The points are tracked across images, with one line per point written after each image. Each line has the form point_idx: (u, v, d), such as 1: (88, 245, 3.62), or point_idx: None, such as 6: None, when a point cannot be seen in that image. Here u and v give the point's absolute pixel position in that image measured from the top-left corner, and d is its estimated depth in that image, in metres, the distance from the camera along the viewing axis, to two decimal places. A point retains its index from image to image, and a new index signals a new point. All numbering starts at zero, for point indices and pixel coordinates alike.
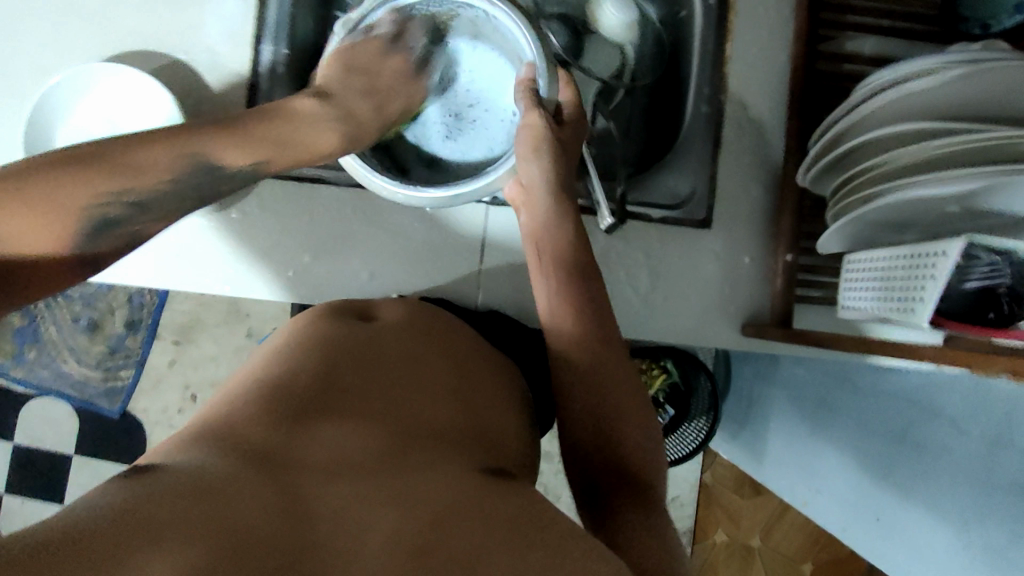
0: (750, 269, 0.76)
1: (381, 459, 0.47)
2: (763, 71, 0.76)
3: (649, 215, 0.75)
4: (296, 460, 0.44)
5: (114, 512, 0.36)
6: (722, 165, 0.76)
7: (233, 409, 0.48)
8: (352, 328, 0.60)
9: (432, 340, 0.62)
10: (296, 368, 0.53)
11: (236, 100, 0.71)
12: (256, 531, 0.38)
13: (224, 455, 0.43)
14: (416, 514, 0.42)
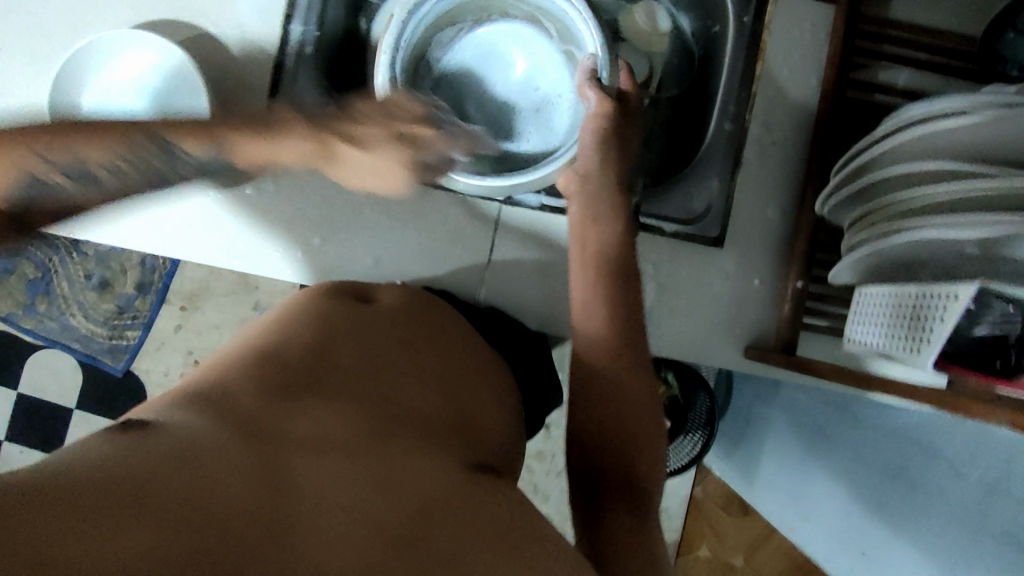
0: (759, 292, 0.75)
1: (367, 440, 0.47)
2: (791, 94, 0.75)
3: (664, 228, 0.74)
4: (281, 432, 0.44)
5: (91, 472, 0.35)
6: (742, 184, 0.75)
7: (220, 382, 0.48)
8: (350, 310, 0.60)
9: (428, 330, 0.62)
10: (288, 346, 0.53)
11: (260, 77, 0.71)
12: (235, 502, 0.37)
13: (208, 425, 0.43)
14: (399, 502, 0.42)
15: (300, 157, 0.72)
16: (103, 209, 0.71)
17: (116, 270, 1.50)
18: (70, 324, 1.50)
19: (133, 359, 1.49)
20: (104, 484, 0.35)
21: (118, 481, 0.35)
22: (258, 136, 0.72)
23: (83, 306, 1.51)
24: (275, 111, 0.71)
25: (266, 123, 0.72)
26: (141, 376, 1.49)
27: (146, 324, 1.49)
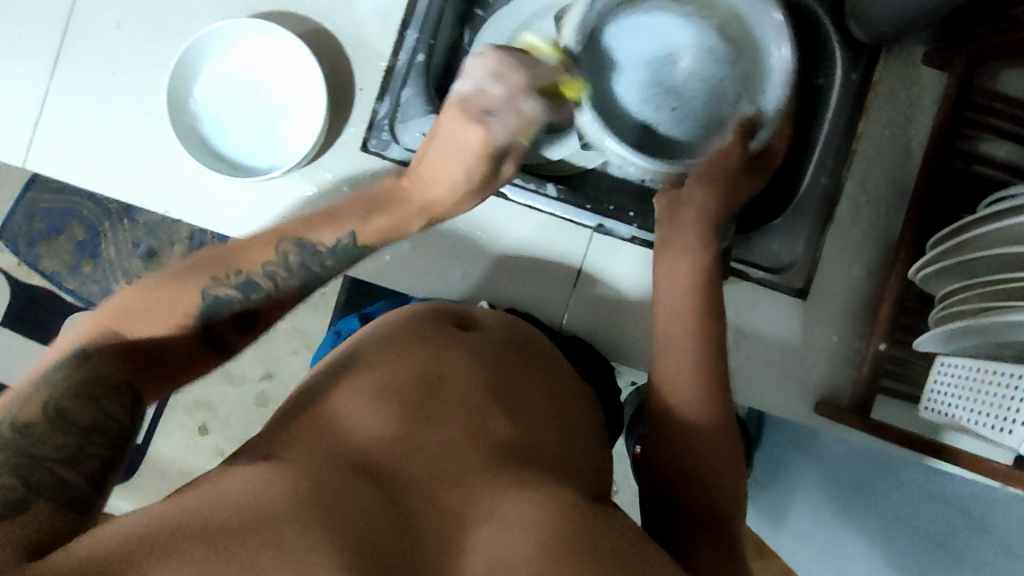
0: (836, 349, 0.75)
1: (484, 473, 0.48)
2: (891, 156, 0.75)
3: (750, 275, 0.75)
4: (402, 473, 0.46)
5: (239, 509, 0.39)
6: (832, 239, 0.75)
7: (342, 408, 0.51)
8: (454, 333, 0.61)
9: (528, 355, 0.63)
10: (401, 370, 0.54)
11: (371, 79, 0.71)
12: (368, 538, 0.41)
13: (334, 460, 0.46)
14: (521, 531, 0.43)
15: (399, 163, 0.71)
16: (198, 191, 0.71)
17: (164, 241, 1.51)
18: (112, 289, 1.53)
19: None
20: (249, 521, 0.39)
21: (269, 515, 0.39)
22: (362, 137, 0.71)
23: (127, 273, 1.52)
24: (382, 115, 0.71)
25: (371, 126, 0.71)
26: None
27: None
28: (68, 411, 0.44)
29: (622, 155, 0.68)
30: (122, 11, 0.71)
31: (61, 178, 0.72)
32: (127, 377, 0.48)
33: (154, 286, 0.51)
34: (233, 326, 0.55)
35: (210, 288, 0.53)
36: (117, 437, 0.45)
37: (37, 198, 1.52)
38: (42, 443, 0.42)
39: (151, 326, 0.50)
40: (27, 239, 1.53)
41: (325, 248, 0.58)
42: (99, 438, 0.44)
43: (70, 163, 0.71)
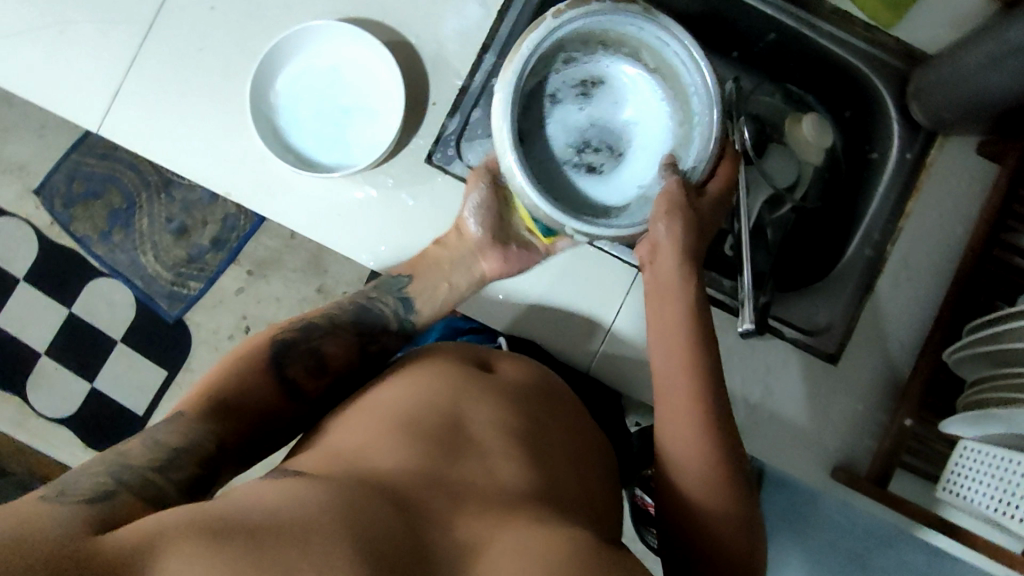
0: (861, 419, 0.75)
1: (498, 509, 0.48)
2: (938, 237, 0.76)
3: (783, 333, 0.76)
4: (421, 505, 0.46)
5: (263, 512, 0.41)
6: (869, 309, 0.76)
7: (362, 439, 0.52)
8: (483, 376, 0.62)
9: (553, 405, 0.64)
10: (427, 408, 0.55)
11: (445, 95, 0.74)
12: (380, 553, 0.41)
13: (354, 481, 0.47)
14: (533, 556, 0.43)
15: (461, 179, 0.73)
16: (262, 178, 0.72)
17: (196, 221, 1.55)
18: (139, 260, 1.56)
19: (189, 308, 1.56)
20: (265, 525, 0.40)
21: (285, 524, 0.40)
22: (428, 149, 0.73)
23: (155, 247, 1.56)
24: (451, 130, 0.73)
25: (438, 139, 0.73)
26: (193, 327, 1.56)
27: (211, 279, 1.55)
28: (163, 437, 0.51)
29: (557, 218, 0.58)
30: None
31: (131, 147, 0.74)
32: (219, 421, 0.55)
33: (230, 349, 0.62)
34: (303, 369, 0.62)
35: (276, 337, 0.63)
36: (204, 458, 0.51)
37: (80, 162, 1.56)
38: (141, 459, 0.48)
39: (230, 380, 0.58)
40: (64, 199, 1.56)
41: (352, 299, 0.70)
42: (186, 454, 0.50)
43: (142, 136, 0.73)
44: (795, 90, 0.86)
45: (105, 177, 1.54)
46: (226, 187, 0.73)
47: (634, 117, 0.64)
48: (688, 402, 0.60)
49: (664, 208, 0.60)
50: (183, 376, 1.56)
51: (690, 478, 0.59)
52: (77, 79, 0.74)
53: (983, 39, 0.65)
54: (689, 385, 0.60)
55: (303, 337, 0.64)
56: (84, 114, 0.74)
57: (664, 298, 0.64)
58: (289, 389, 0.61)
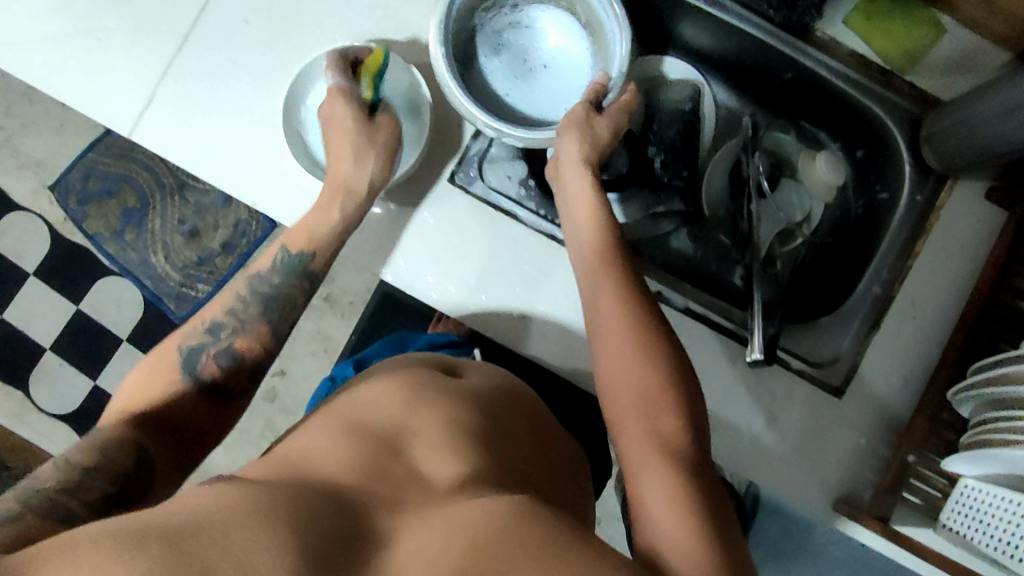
0: (864, 453, 0.76)
1: (437, 500, 0.53)
2: (945, 277, 0.77)
3: (790, 364, 0.77)
4: (362, 500, 0.52)
5: (190, 510, 0.45)
6: (875, 345, 0.77)
7: (316, 447, 0.58)
8: (438, 386, 0.68)
9: (508, 410, 0.70)
10: (376, 419, 0.62)
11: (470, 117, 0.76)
12: (308, 538, 0.46)
13: (300, 482, 0.52)
14: (460, 528, 0.48)
15: (481, 199, 0.75)
16: (289, 189, 0.74)
17: (208, 224, 1.56)
18: (149, 260, 1.56)
19: (197, 310, 1.56)
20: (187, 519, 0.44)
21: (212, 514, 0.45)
22: (451, 169, 0.76)
23: (166, 248, 1.57)
24: (472, 152, 0.76)
25: (461, 160, 0.76)
26: None
27: (219, 282, 1.55)
28: (75, 459, 0.54)
29: (498, 127, 0.69)
30: (249, 12, 0.76)
31: (160, 152, 0.75)
32: (138, 437, 0.59)
33: (154, 361, 0.65)
34: (216, 368, 0.65)
35: (182, 346, 0.65)
36: (118, 476, 0.54)
37: (97, 160, 1.57)
38: (52, 482, 0.52)
39: (149, 395, 0.62)
40: (78, 196, 1.56)
41: (268, 268, 0.70)
42: (96, 474, 0.54)
43: (172, 142, 0.75)
44: (808, 127, 0.88)
45: (121, 176, 1.56)
46: (252, 197, 0.74)
47: (553, 51, 0.82)
48: (629, 354, 0.61)
49: (574, 127, 0.71)
50: None
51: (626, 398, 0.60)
52: (110, 84, 0.75)
53: (995, 88, 0.67)
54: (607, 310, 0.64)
55: (215, 339, 0.67)
56: (116, 119, 0.75)
57: (594, 252, 0.67)
58: (214, 393, 0.65)
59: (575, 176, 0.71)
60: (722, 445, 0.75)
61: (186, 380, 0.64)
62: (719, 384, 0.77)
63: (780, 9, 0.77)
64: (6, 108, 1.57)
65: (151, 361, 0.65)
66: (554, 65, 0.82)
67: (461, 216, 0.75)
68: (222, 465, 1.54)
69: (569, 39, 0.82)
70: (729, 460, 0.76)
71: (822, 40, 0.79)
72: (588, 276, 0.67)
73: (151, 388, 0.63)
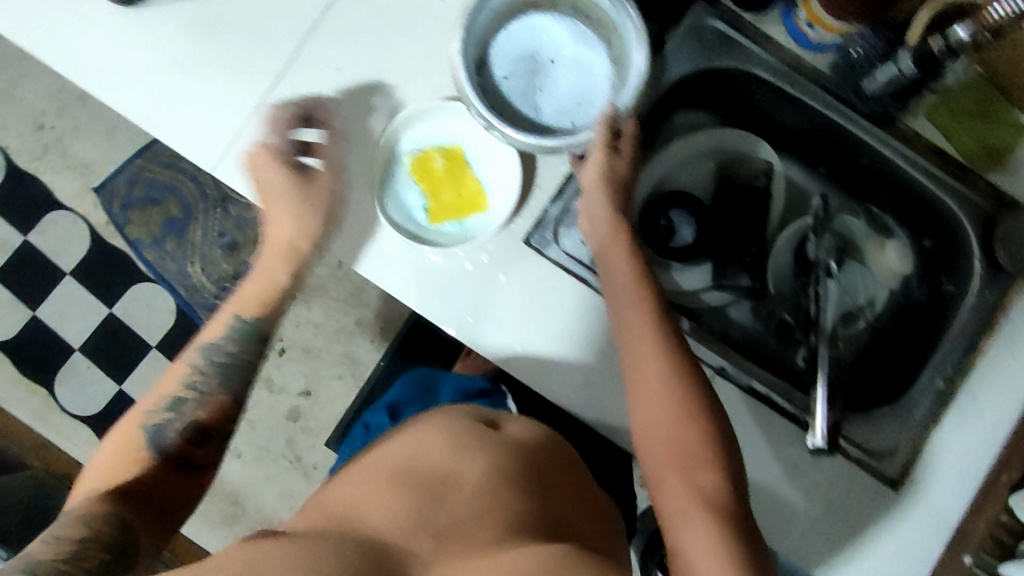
0: (918, 549, 0.76)
1: (478, 556, 0.57)
2: (1009, 379, 0.77)
3: (848, 452, 0.77)
4: (404, 560, 0.57)
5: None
6: (934, 440, 0.77)
7: (360, 500, 0.62)
8: (480, 430, 0.70)
9: (556, 455, 0.73)
10: (419, 467, 0.65)
11: (549, 180, 0.76)
12: None
13: (342, 542, 0.57)
14: None
15: (555, 263, 0.75)
16: (365, 239, 0.75)
17: (248, 239, 1.57)
18: (186, 270, 1.57)
19: None
20: None
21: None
22: (526, 231, 0.75)
23: (204, 260, 1.57)
24: (549, 214, 0.75)
25: (537, 222, 0.75)
26: None
27: None
28: (62, 531, 0.56)
29: (492, 122, 0.68)
30: (340, 58, 0.76)
31: (242, 190, 0.76)
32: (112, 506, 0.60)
33: (103, 450, 0.65)
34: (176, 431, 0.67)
35: (146, 421, 0.66)
36: (107, 547, 0.56)
37: (144, 167, 1.58)
38: (51, 555, 0.54)
39: (110, 474, 0.63)
40: (122, 201, 1.58)
41: (225, 338, 0.71)
42: (88, 544, 0.55)
43: (253, 183, 0.75)
44: (876, 211, 0.89)
45: (168, 185, 1.57)
46: (329, 243, 0.75)
47: (572, 56, 0.75)
48: (669, 403, 0.63)
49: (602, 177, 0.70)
50: None
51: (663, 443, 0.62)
52: (198, 121, 0.76)
53: None
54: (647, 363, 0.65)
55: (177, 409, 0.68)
56: (201, 155, 0.77)
57: (634, 297, 0.68)
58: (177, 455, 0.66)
59: (608, 230, 0.71)
60: (775, 527, 0.76)
61: (150, 455, 0.65)
62: (774, 466, 0.77)
63: (867, 100, 0.78)
64: (59, 108, 1.58)
65: (113, 434, 0.66)
66: (579, 71, 0.75)
67: (535, 279, 0.75)
68: (239, 482, 1.53)
69: (587, 47, 0.75)
70: (781, 543, 0.76)
71: (906, 132, 0.79)
72: (623, 324, 0.68)
73: (114, 467, 0.64)
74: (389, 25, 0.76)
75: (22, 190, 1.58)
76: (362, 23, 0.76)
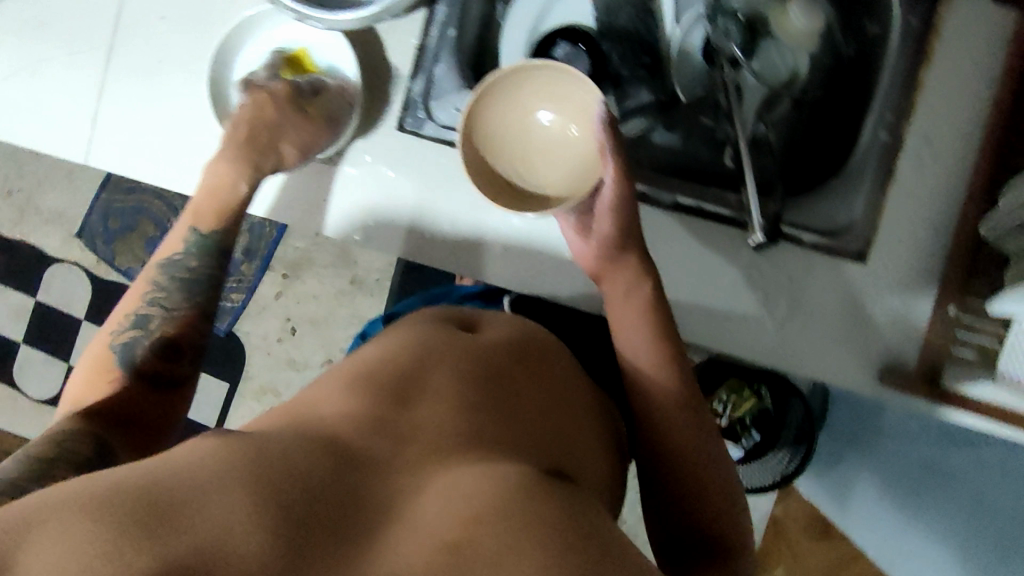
0: (902, 314, 0.70)
1: (444, 455, 0.55)
2: (951, 108, 0.69)
3: (801, 240, 0.70)
4: (363, 448, 0.54)
5: (222, 461, 0.48)
6: (894, 197, 0.70)
7: (348, 401, 0.60)
8: (443, 337, 0.69)
9: (521, 369, 0.67)
10: (389, 369, 0.63)
11: (403, 58, 0.73)
12: (316, 491, 0.48)
13: (296, 440, 0.54)
14: (443, 508, 0.49)
15: (435, 140, 0.73)
16: None
17: None
18: None
19: (236, 320, 1.60)
20: (236, 466, 0.48)
21: (238, 479, 0.47)
22: (397, 117, 0.73)
23: None
24: (417, 93, 0.73)
25: (406, 104, 0.73)
26: (243, 337, 1.60)
27: (249, 288, 1.58)
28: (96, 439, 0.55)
29: (299, 12, 0.66)
30: (166, 8, 0.74)
31: (115, 172, 0.75)
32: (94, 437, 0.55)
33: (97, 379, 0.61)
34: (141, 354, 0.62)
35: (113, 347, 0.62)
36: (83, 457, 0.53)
37: (110, 200, 1.61)
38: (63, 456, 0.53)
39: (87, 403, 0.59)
40: (105, 238, 1.62)
41: (183, 254, 0.66)
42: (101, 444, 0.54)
43: (117, 160, 0.74)
44: None
45: (136, 208, 1.59)
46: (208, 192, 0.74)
47: None
48: (656, 369, 0.64)
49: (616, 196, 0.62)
50: (244, 386, 1.61)
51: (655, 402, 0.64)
52: (51, 116, 0.75)
53: None
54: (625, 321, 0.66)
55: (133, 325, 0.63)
56: (65, 150, 0.75)
57: (637, 311, 0.65)
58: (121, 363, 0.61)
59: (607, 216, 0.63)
60: (735, 337, 0.71)
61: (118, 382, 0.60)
62: (724, 276, 0.72)
63: None
64: (17, 169, 1.64)
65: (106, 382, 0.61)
66: None
67: (419, 160, 0.73)
68: None
69: None
70: (750, 354, 0.71)
71: None
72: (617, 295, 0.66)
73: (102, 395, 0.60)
74: None
75: (18, 258, 1.66)
76: None
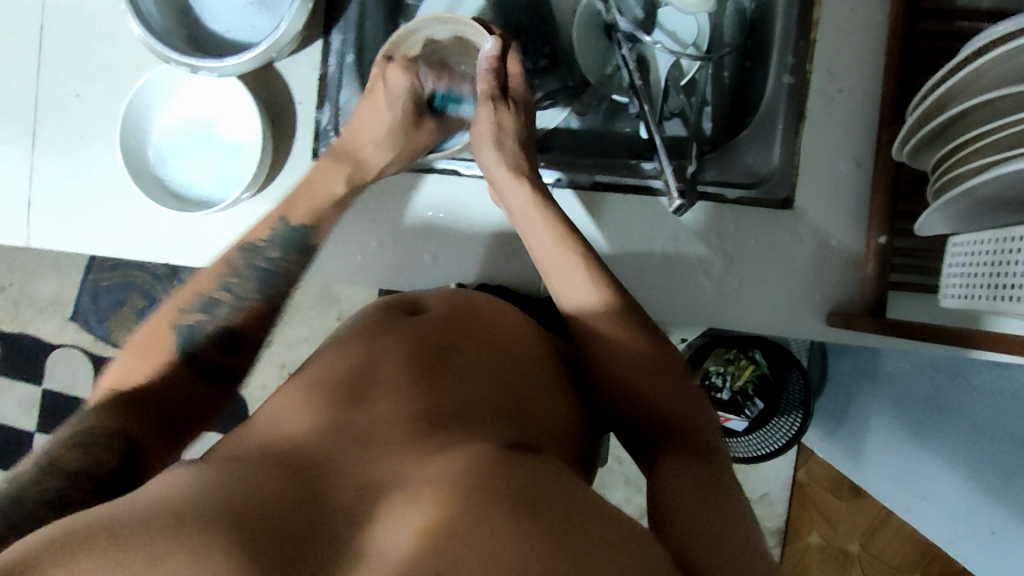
0: (839, 252, 0.69)
1: (412, 445, 0.48)
2: (847, 42, 0.69)
3: (725, 196, 0.70)
4: (315, 452, 0.47)
5: (163, 496, 0.40)
6: (807, 138, 0.70)
7: (296, 410, 0.52)
8: (390, 326, 0.62)
9: (480, 344, 0.61)
10: (336, 372, 0.56)
11: (309, 91, 0.76)
12: (274, 506, 0.41)
13: (247, 461, 0.46)
14: (421, 500, 0.42)
15: None
16: (177, 233, 0.76)
17: None
18: None
19: None
20: (176, 497, 0.40)
21: (181, 507, 0.39)
22: (311, 147, 0.75)
23: None
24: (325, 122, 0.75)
25: (317, 134, 0.75)
26: None
27: None
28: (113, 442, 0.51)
29: (188, 62, 0.68)
30: (79, 85, 0.77)
31: (61, 248, 0.78)
32: (119, 425, 0.52)
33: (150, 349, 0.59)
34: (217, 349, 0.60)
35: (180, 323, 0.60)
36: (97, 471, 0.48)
37: (99, 279, 1.51)
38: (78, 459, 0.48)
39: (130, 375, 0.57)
40: (97, 317, 1.52)
41: (266, 244, 0.66)
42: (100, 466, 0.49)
43: (59, 235, 0.77)
44: None
45: (122, 283, 1.48)
46: (150, 252, 0.76)
47: None
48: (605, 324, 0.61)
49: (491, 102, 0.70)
50: None
51: (617, 356, 0.60)
52: None
53: None
54: (576, 278, 0.63)
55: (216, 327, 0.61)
56: (9, 234, 0.78)
57: (569, 261, 0.64)
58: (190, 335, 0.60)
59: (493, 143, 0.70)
60: (678, 303, 0.71)
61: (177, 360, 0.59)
62: (656, 245, 0.71)
63: None
64: None
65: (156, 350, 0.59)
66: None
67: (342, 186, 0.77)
68: None
69: None
70: (696, 318, 0.71)
71: None
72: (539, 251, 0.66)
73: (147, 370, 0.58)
74: (105, 34, 0.77)
75: (13, 349, 1.56)
76: (81, 42, 0.77)
